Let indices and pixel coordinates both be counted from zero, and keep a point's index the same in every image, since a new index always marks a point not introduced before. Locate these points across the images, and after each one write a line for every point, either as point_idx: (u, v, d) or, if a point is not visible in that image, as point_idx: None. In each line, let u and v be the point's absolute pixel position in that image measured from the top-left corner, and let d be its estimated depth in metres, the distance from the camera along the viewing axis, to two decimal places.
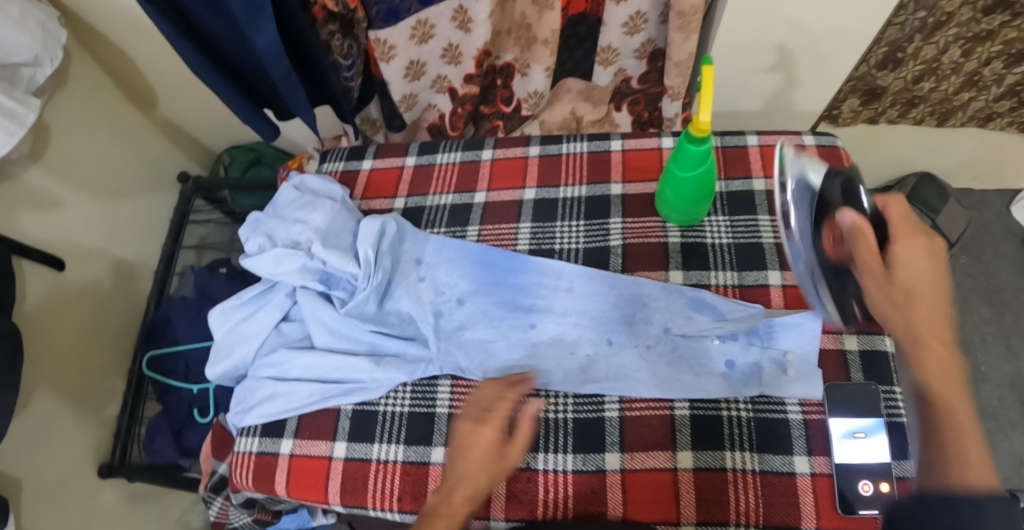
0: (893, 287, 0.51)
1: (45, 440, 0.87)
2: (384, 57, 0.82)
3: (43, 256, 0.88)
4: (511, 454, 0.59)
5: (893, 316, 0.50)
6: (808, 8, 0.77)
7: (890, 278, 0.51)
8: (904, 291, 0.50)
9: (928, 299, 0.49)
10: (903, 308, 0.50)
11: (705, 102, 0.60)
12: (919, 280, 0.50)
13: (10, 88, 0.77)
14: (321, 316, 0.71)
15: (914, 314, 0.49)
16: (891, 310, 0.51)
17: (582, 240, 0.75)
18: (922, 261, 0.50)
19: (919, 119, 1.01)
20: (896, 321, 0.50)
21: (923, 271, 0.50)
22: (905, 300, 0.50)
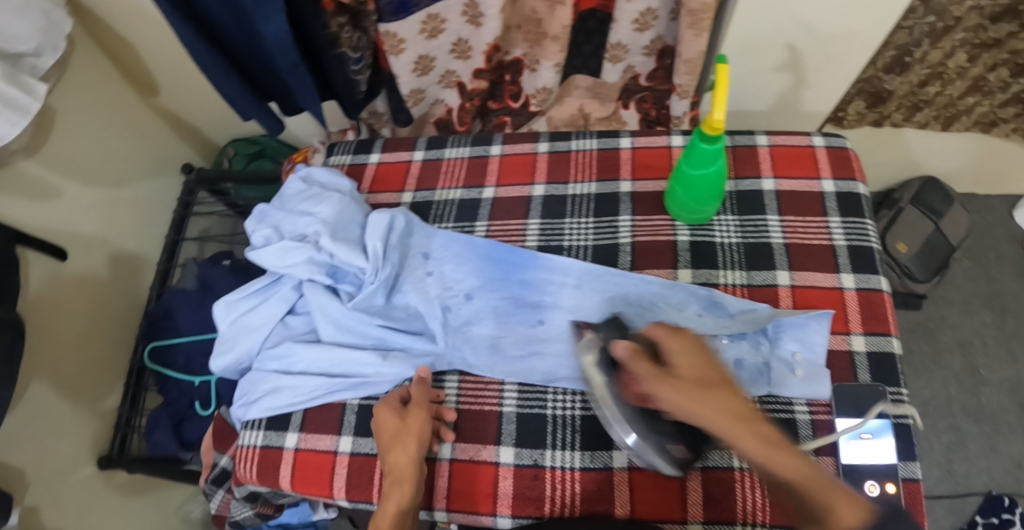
0: (674, 382, 0.48)
1: (44, 432, 0.86)
2: (392, 50, 0.81)
3: (45, 246, 0.87)
4: (411, 416, 0.61)
5: (708, 417, 0.44)
6: (820, 8, 0.76)
7: (665, 379, 0.49)
8: (689, 383, 0.47)
9: (715, 388, 0.47)
10: (701, 400, 0.46)
11: (719, 100, 0.60)
12: (690, 370, 0.49)
13: (13, 75, 0.75)
14: (327, 310, 0.70)
15: (714, 404, 0.45)
16: (692, 408, 0.46)
17: (591, 237, 0.75)
18: (688, 355, 0.51)
19: (924, 122, 1.01)
20: (713, 422, 0.44)
21: (681, 363, 0.50)
22: (685, 396, 0.46)
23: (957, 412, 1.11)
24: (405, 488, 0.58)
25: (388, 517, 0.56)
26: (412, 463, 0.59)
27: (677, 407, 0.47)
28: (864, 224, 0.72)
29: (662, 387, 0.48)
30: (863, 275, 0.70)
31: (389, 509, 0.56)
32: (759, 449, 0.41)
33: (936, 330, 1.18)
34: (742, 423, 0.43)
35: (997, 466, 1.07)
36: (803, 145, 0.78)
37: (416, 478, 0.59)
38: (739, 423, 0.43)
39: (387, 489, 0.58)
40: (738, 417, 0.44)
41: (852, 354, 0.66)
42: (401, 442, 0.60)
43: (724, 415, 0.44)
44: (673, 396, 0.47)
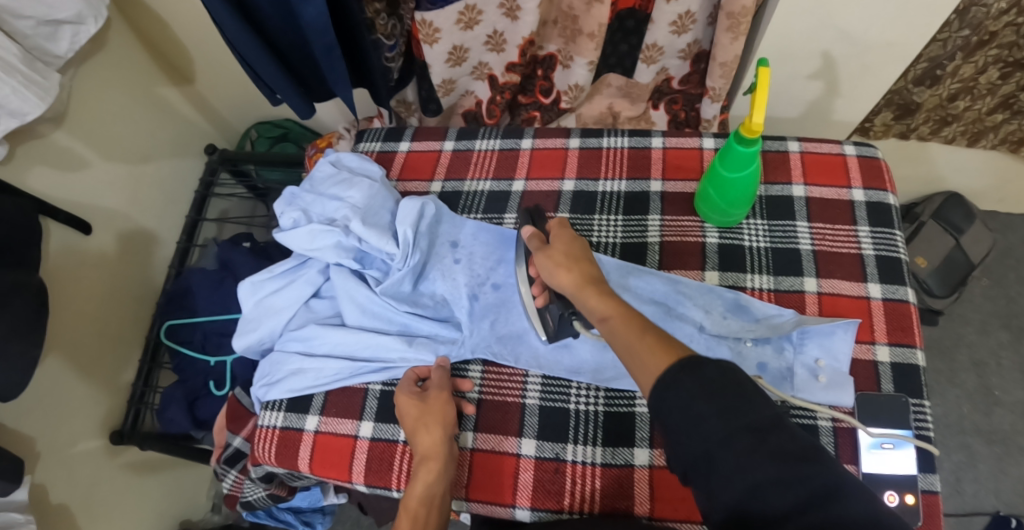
0: (549, 254, 0.61)
1: (60, 401, 0.87)
2: (427, 38, 0.82)
3: (70, 218, 0.88)
4: (432, 398, 0.62)
5: (562, 278, 0.59)
6: (860, 17, 0.76)
7: (543, 252, 0.62)
8: (560, 255, 0.61)
9: (577, 261, 0.60)
10: (564, 267, 0.60)
11: (759, 103, 0.60)
12: (563, 245, 0.62)
13: (31, 59, 0.75)
14: (354, 295, 0.71)
15: (570, 271, 0.59)
16: (555, 272, 0.60)
17: (619, 235, 0.75)
18: (563, 236, 0.63)
19: (950, 138, 1.00)
20: (564, 282, 0.59)
21: (557, 241, 0.63)
22: (554, 263, 0.61)
23: (969, 431, 1.11)
24: (433, 467, 0.59)
25: (416, 497, 0.58)
26: (438, 444, 0.60)
27: (548, 272, 0.61)
28: (893, 235, 0.72)
29: (540, 257, 0.62)
30: (890, 286, 0.69)
31: (417, 488, 0.58)
32: (591, 297, 0.56)
33: (952, 348, 1.17)
34: (584, 281, 0.57)
35: (1006, 487, 1.07)
36: (836, 154, 0.78)
37: (444, 458, 0.60)
38: (581, 283, 0.58)
39: (416, 468, 0.59)
40: (582, 279, 0.58)
41: (876, 364, 0.66)
42: (424, 425, 0.60)
43: (573, 277, 0.58)
44: (546, 263, 0.61)
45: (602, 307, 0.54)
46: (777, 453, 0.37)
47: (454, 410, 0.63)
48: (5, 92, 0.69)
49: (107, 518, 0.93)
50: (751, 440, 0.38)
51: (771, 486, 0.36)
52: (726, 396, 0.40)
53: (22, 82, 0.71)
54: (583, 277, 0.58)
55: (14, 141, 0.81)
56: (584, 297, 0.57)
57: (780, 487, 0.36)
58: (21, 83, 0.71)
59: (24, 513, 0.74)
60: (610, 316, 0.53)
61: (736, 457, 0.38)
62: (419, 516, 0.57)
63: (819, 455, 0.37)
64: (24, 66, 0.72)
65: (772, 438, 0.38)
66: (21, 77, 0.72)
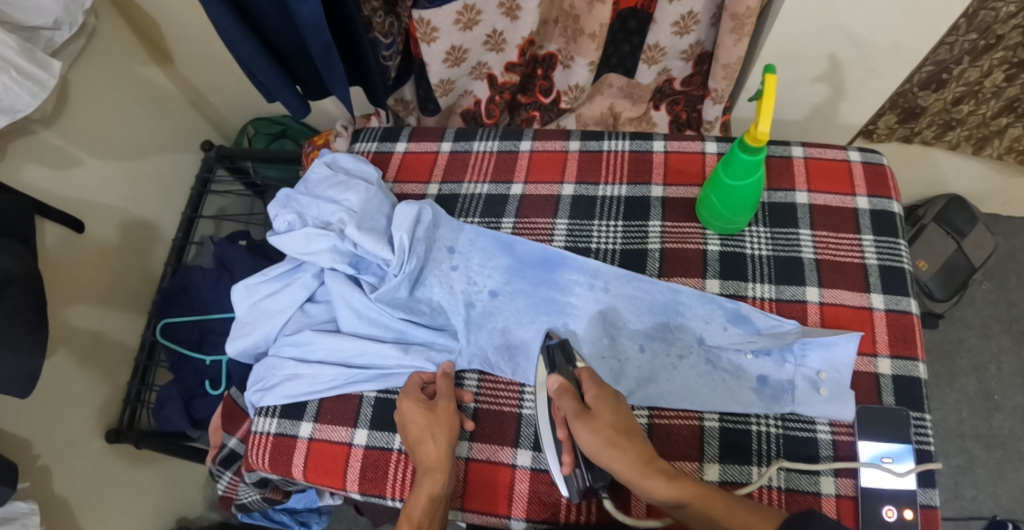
0: (595, 427, 0.55)
1: (56, 400, 0.86)
2: (425, 38, 0.80)
3: (64, 217, 0.86)
4: (439, 407, 0.62)
5: (615, 461, 0.54)
6: (867, 20, 0.74)
7: (585, 420, 0.56)
8: (609, 429, 0.55)
9: (628, 436, 0.55)
10: (614, 448, 0.54)
11: (764, 112, 0.58)
12: (610, 414, 0.56)
13: (30, 48, 0.73)
14: (349, 300, 0.70)
15: (624, 452, 0.54)
16: (602, 451, 0.55)
17: (619, 241, 0.74)
18: (606, 402, 0.57)
19: (954, 143, 0.98)
20: (619, 465, 0.54)
21: (600, 408, 0.57)
22: (603, 440, 0.55)
23: (967, 436, 1.10)
24: (437, 478, 0.58)
25: (420, 506, 0.56)
26: (441, 454, 0.59)
27: (592, 447, 0.55)
28: (897, 244, 0.71)
29: (582, 429, 0.55)
30: (893, 297, 0.68)
31: (420, 499, 0.56)
32: (657, 485, 0.52)
33: (952, 352, 1.17)
34: (645, 467, 0.53)
35: (1003, 492, 1.06)
36: (839, 159, 0.77)
37: (447, 469, 0.59)
38: (640, 469, 0.53)
39: (419, 479, 0.58)
40: (641, 461, 0.53)
41: (877, 376, 0.65)
42: (431, 435, 0.60)
43: (630, 463, 0.53)
44: (590, 437, 0.55)
45: (676, 494, 0.51)
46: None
47: (458, 421, 0.63)
48: None
49: (104, 517, 0.93)
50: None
51: None
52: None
53: (14, 78, 0.70)
54: (642, 460, 0.53)
55: (4, 140, 0.79)
56: (646, 486, 0.52)
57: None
58: (14, 79, 0.70)
59: (27, 504, 0.75)
60: (691, 503, 0.51)
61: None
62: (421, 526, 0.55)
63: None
64: (20, 60, 0.71)
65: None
66: (14, 72, 0.70)
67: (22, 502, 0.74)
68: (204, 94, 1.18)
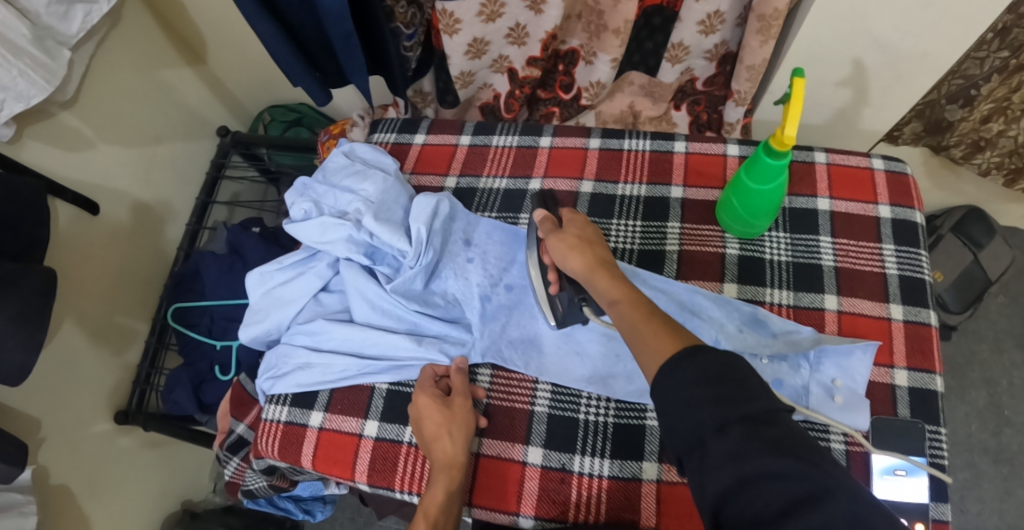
0: (562, 237, 0.60)
1: (65, 379, 0.86)
2: (447, 29, 0.79)
3: (77, 197, 0.86)
4: (455, 405, 0.61)
5: (572, 263, 0.58)
6: (896, 26, 0.73)
7: (556, 234, 0.61)
8: (573, 238, 0.59)
9: (590, 244, 0.59)
10: (576, 250, 0.58)
11: (791, 115, 0.57)
12: (577, 229, 0.61)
13: (41, 37, 0.74)
14: (363, 291, 0.69)
15: (583, 254, 0.58)
16: (566, 255, 0.59)
17: (637, 241, 0.73)
18: (576, 221, 0.62)
19: (984, 167, 0.96)
20: (576, 266, 0.58)
21: (570, 226, 0.62)
22: (567, 245, 0.59)
23: (976, 450, 1.09)
24: (453, 476, 0.58)
25: (436, 503, 0.56)
26: (457, 452, 0.59)
27: (559, 254, 0.60)
28: (919, 255, 0.70)
29: (553, 240, 0.61)
30: (912, 308, 0.67)
31: (437, 496, 0.57)
32: (602, 280, 0.55)
33: (964, 365, 1.15)
34: (597, 266, 0.56)
35: (1010, 508, 1.05)
36: (862, 166, 0.76)
37: (461, 466, 0.59)
38: (593, 268, 0.56)
39: (433, 475, 0.58)
40: (595, 262, 0.57)
41: (893, 387, 0.64)
42: (448, 432, 0.60)
43: (585, 261, 0.57)
44: (558, 245, 0.60)
45: (614, 291, 0.53)
46: (770, 444, 0.36)
47: (474, 416, 0.63)
48: (12, 75, 0.69)
49: (110, 497, 0.93)
50: (742, 429, 0.37)
51: (761, 479, 0.35)
52: (728, 398, 0.38)
53: (29, 65, 0.71)
54: (597, 263, 0.57)
55: (20, 121, 0.79)
56: (595, 281, 0.56)
57: (769, 482, 0.34)
58: (28, 66, 0.71)
59: (24, 494, 0.75)
60: (620, 301, 0.52)
61: (729, 443, 0.37)
62: (436, 523, 0.55)
63: (820, 456, 0.36)
64: (32, 49, 0.72)
65: (768, 430, 0.37)
66: (28, 61, 0.71)
67: (19, 493, 0.74)
68: (222, 79, 1.17)
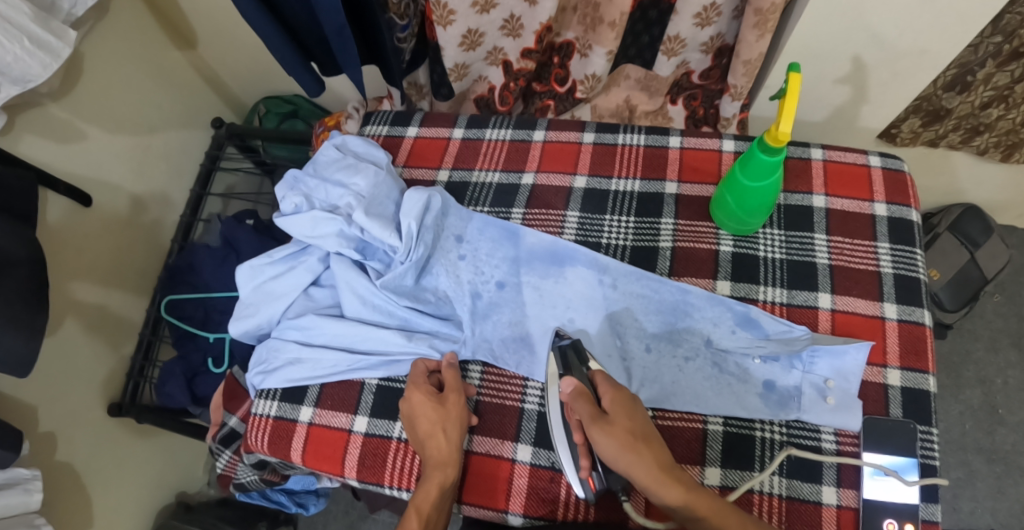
0: (613, 432, 0.54)
1: (59, 371, 0.85)
2: (441, 21, 0.78)
3: (70, 190, 0.86)
4: (448, 401, 0.61)
5: (633, 469, 0.53)
6: (896, 21, 0.72)
7: (602, 425, 0.54)
8: (626, 435, 0.54)
9: (645, 442, 0.54)
10: (633, 452, 0.53)
11: (787, 112, 0.56)
12: (625, 419, 0.55)
13: (44, 17, 0.72)
14: (353, 285, 0.69)
15: (642, 459, 0.53)
16: (620, 457, 0.53)
17: (630, 238, 0.72)
18: (622, 407, 0.56)
19: (982, 149, 0.96)
20: (637, 473, 0.53)
21: (617, 415, 0.56)
22: (619, 445, 0.53)
23: (970, 448, 1.09)
24: (447, 473, 0.58)
25: (429, 500, 0.56)
26: (451, 449, 0.60)
27: (610, 453, 0.54)
28: (914, 254, 0.69)
29: (600, 432, 0.54)
30: (906, 307, 0.67)
31: (431, 492, 0.57)
32: (678, 495, 0.51)
33: (959, 364, 1.15)
34: (664, 474, 0.52)
35: (1002, 507, 1.05)
36: (859, 164, 0.75)
37: (454, 464, 0.59)
38: (660, 476, 0.52)
39: (427, 472, 0.58)
40: (659, 470, 0.52)
41: (886, 387, 0.64)
42: (442, 430, 0.60)
43: (649, 470, 0.52)
44: (608, 443, 0.54)
45: (694, 505, 0.51)
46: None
47: (466, 411, 0.63)
48: (8, 59, 0.68)
49: (104, 488, 0.93)
50: None
51: None
52: None
53: (27, 47, 0.70)
54: (661, 468, 0.52)
55: (11, 112, 0.79)
56: (666, 495, 0.51)
57: None
58: (26, 49, 0.70)
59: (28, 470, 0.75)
60: (708, 517, 0.51)
61: None
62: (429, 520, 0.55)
63: None
64: (34, 27, 0.70)
65: None
66: (28, 41, 0.70)
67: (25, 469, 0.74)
68: (216, 70, 1.17)
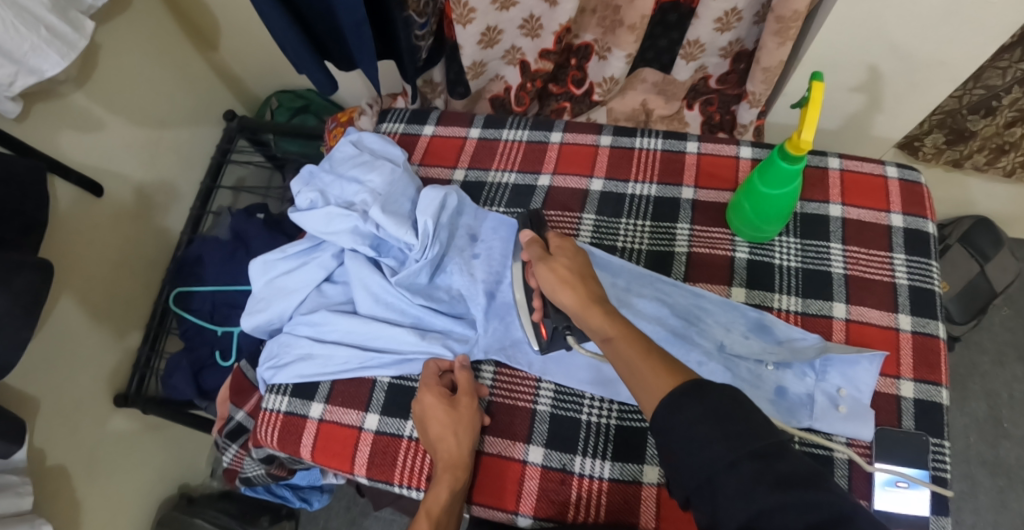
0: (552, 268, 0.59)
1: (65, 360, 0.85)
2: (462, 19, 0.78)
3: (81, 179, 0.86)
4: (461, 404, 0.61)
5: (564, 297, 0.57)
6: (916, 32, 0.72)
7: (545, 262, 0.60)
8: (564, 271, 0.58)
9: (582, 278, 0.57)
10: (567, 284, 0.57)
11: (809, 121, 0.56)
12: (568, 259, 0.59)
13: (63, 7, 0.73)
14: (367, 283, 0.69)
15: (575, 290, 0.56)
16: (557, 288, 0.58)
17: (646, 242, 0.72)
18: (567, 250, 0.61)
19: (1009, 170, 0.94)
20: (567, 302, 0.56)
21: (561, 255, 0.60)
22: (558, 278, 0.58)
23: (973, 461, 1.09)
24: (457, 476, 0.58)
25: (439, 503, 0.56)
26: (463, 452, 0.60)
27: (550, 285, 0.58)
28: (929, 266, 0.69)
29: (542, 268, 0.59)
30: (921, 319, 0.67)
31: (440, 495, 0.57)
32: (596, 318, 0.53)
33: (965, 377, 1.15)
34: (591, 302, 0.54)
35: (1005, 520, 1.04)
36: (876, 174, 0.75)
37: (464, 464, 0.59)
38: (586, 303, 0.55)
39: (436, 475, 0.58)
40: (587, 299, 0.55)
41: (898, 399, 0.63)
42: (454, 432, 0.60)
43: (577, 297, 0.55)
44: (548, 275, 0.58)
45: (608, 329, 0.51)
46: (781, 479, 0.36)
47: (478, 414, 0.63)
48: (24, 49, 0.68)
49: (106, 479, 0.93)
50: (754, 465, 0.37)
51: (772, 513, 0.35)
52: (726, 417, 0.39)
53: (43, 38, 0.69)
54: (588, 299, 0.55)
55: (30, 98, 0.79)
56: (588, 318, 0.54)
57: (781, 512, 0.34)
58: (43, 38, 0.70)
59: (20, 475, 0.74)
60: (616, 337, 0.50)
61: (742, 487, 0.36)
62: (439, 522, 0.55)
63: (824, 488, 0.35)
64: (51, 17, 0.70)
65: (779, 465, 0.37)
66: (44, 31, 0.70)
67: (13, 474, 0.73)
68: (229, 63, 1.16)
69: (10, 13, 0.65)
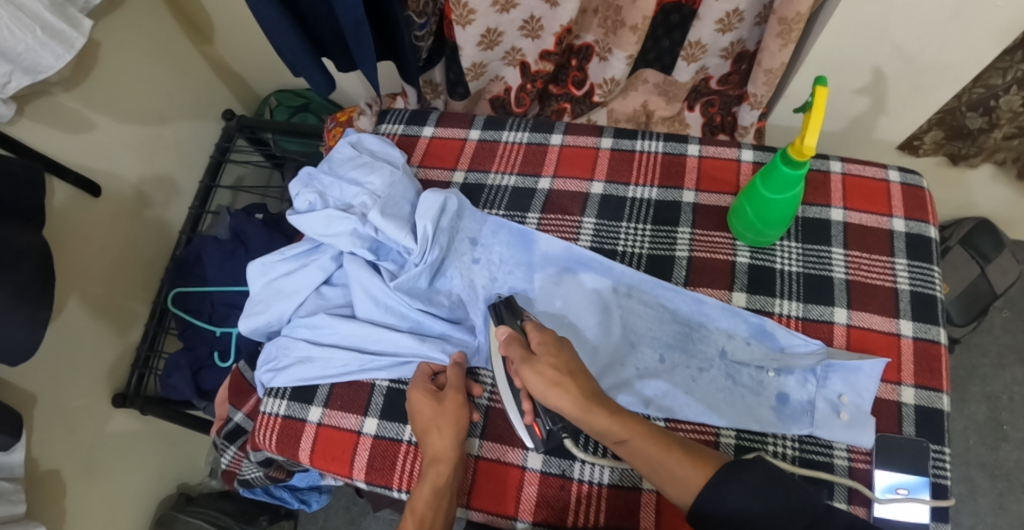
0: (538, 369, 0.56)
1: (63, 361, 0.85)
2: (460, 20, 0.77)
3: (78, 179, 0.85)
4: (446, 399, 0.61)
5: (560, 401, 0.55)
6: (919, 35, 0.71)
7: (530, 364, 0.57)
8: (551, 372, 0.56)
9: (571, 377, 0.56)
10: (558, 386, 0.55)
11: (812, 126, 0.56)
12: (552, 358, 0.57)
13: (59, 6, 0.72)
14: (366, 286, 0.68)
15: (568, 393, 0.55)
16: (546, 392, 0.55)
17: (646, 245, 0.72)
18: (549, 346, 0.58)
19: (1001, 163, 0.95)
20: (564, 405, 0.55)
21: (544, 352, 0.58)
22: (547, 381, 0.55)
23: (972, 464, 1.09)
24: (441, 471, 0.58)
25: (423, 499, 0.56)
26: (451, 447, 0.59)
27: (539, 390, 0.56)
28: (931, 270, 0.69)
29: (527, 370, 0.57)
30: (922, 324, 0.66)
31: (424, 493, 0.56)
32: (601, 421, 0.54)
33: (965, 379, 1.15)
34: (590, 403, 0.54)
35: (1003, 523, 1.04)
36: (878, 178, 0.74)
37: (453, 461, 0.59)
38: (584, 405, 0.54)
39: (423, 473, 0.58)
40: (583, 401, 0.54)
41: (899, 405, 0.63)
42: (437, 426, 0.59)
43: (571, 402, 0.54)
44: (536, 380, 0.56)
45: (618, 430, 0.53)
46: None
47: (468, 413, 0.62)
48: (19, 49, 0.67)
49: (104, 480, 0.93)
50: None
51: None
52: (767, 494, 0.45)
53: (39, 37, 0.69)
54: (586, 399, 0.54)
55: (21, 100, 0.78)
56: (591, 422, 0.54)
57: None
58: (39, 39, 0.69)
59: (15, 479, 0.74)
60: (630, 439, 0.53)
61: None
62: (424, 519, 0.55)
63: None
64: (47, 15, 0.70)
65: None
66: (41, 30, 0.69)
67: (7, 480, 0.72)
68: (227, 61, 1.15)
69: (5, 12, 0.64)
